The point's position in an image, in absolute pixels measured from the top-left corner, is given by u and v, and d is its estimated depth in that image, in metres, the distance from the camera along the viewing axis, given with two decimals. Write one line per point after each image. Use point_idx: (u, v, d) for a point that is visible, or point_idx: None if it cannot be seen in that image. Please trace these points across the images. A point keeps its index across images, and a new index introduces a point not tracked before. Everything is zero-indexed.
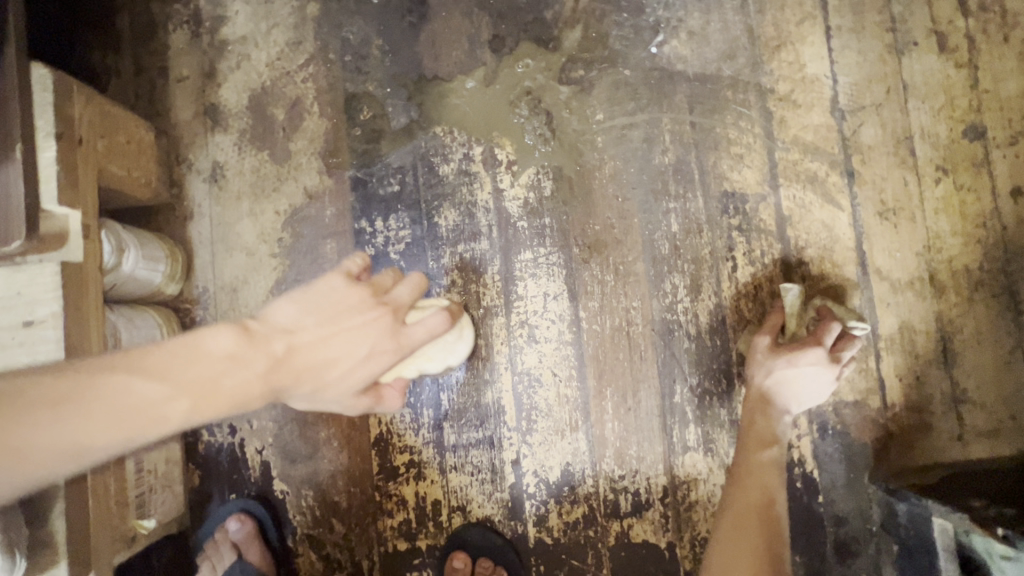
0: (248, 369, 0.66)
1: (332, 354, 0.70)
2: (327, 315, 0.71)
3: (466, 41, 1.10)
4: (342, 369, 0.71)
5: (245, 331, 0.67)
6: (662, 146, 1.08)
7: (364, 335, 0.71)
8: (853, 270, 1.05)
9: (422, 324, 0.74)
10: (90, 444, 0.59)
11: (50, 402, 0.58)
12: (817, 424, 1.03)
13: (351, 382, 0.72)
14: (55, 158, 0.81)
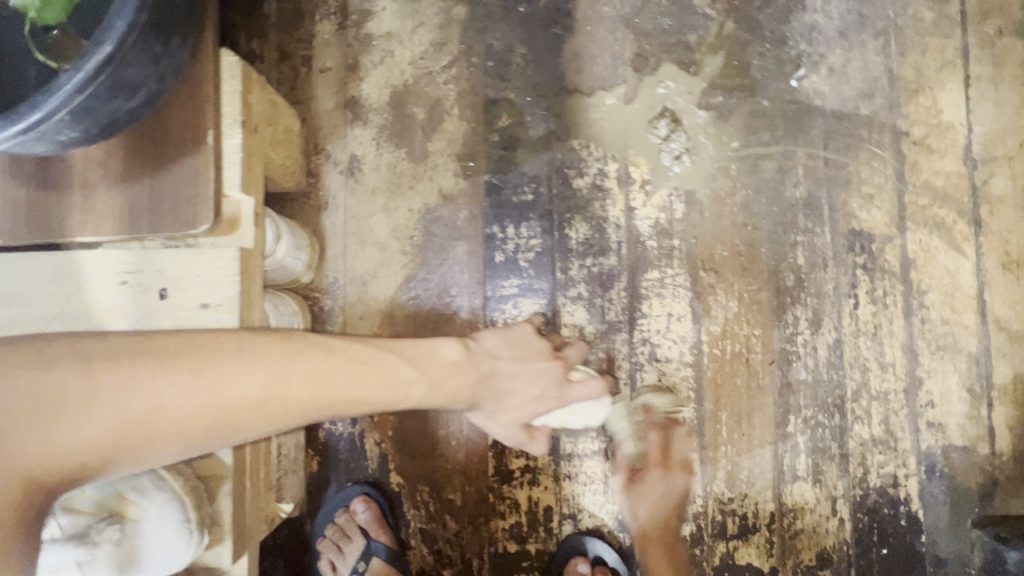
0: (349, 373, 0.74)
1: (515, 397, 0.88)
2: (517, 363, 0.88)
3: (609, 58, 1.11)
4: (521, 399, 0.89)
5: (466, 350, 0.85)
6: (795, 179, 1.09)
7: (544, 388, 0.90)
8: (972, 318, 1.07)
9: (585, 386, 0.92)
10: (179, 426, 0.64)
11: (179, 376, 0.64)
12: (925, 465, 1.05)
13: (524, 412, 0.90)
14: (239, 145, 0.82)
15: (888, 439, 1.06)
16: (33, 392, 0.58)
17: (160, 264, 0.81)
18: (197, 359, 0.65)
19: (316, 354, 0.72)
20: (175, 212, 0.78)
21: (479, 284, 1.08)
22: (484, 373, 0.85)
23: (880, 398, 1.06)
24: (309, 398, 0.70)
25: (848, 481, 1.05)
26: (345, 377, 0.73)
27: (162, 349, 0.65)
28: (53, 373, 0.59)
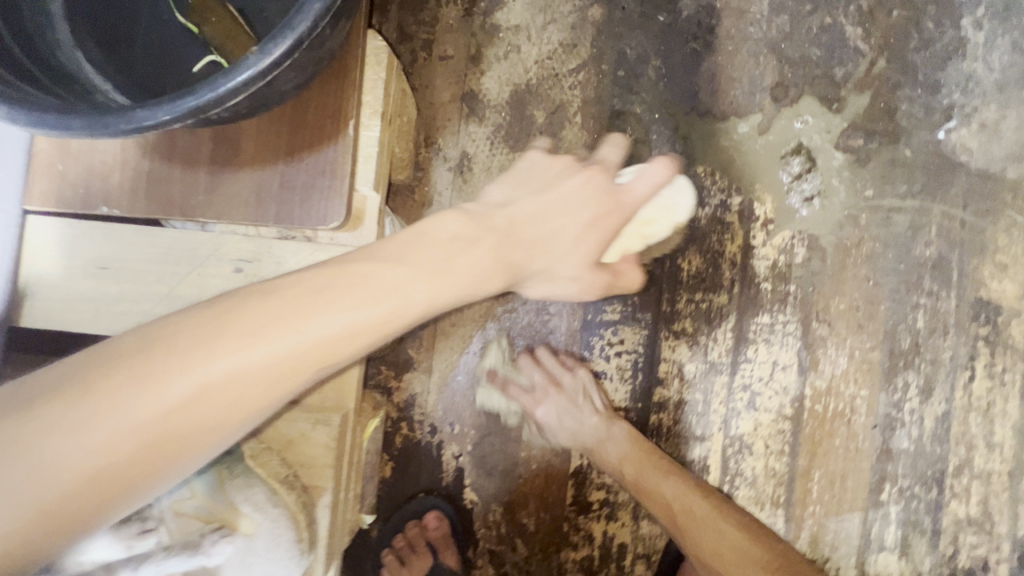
0: (407, 287, 0.55)
1: (558, 226, 0.67)
2: (552, 186, 0.69)
3: (747, 83, 1.04)
4: (571, 235, 0.67)
5: (463, 216, 0.62)
6: (927, 237, 1.03)
7: (582, 201, 0.68)
8: None
9: (640, 177, 0.70)
10: (266, 379, 0.49)
11: (188, 350, 0.47)
12: (1019, 553, 1.01)
13: (582, 247, 0.68)
14: (377, 139, 0.77)
15: (984, 520, 1.01)
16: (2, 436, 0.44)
17: (277, 256, 0.77)
18: (200, 335, 0.48)
19: (229, 321, 0.49)
20: (305, 203, 0.73)
21: (580, 306, 1.03)
22: (498, 230, 0.63)
23: (982, 477, 1.02)
24: (253, 375, 0.49)
25: (936, 558, 1.01)
26: (285, 336, 0.50)
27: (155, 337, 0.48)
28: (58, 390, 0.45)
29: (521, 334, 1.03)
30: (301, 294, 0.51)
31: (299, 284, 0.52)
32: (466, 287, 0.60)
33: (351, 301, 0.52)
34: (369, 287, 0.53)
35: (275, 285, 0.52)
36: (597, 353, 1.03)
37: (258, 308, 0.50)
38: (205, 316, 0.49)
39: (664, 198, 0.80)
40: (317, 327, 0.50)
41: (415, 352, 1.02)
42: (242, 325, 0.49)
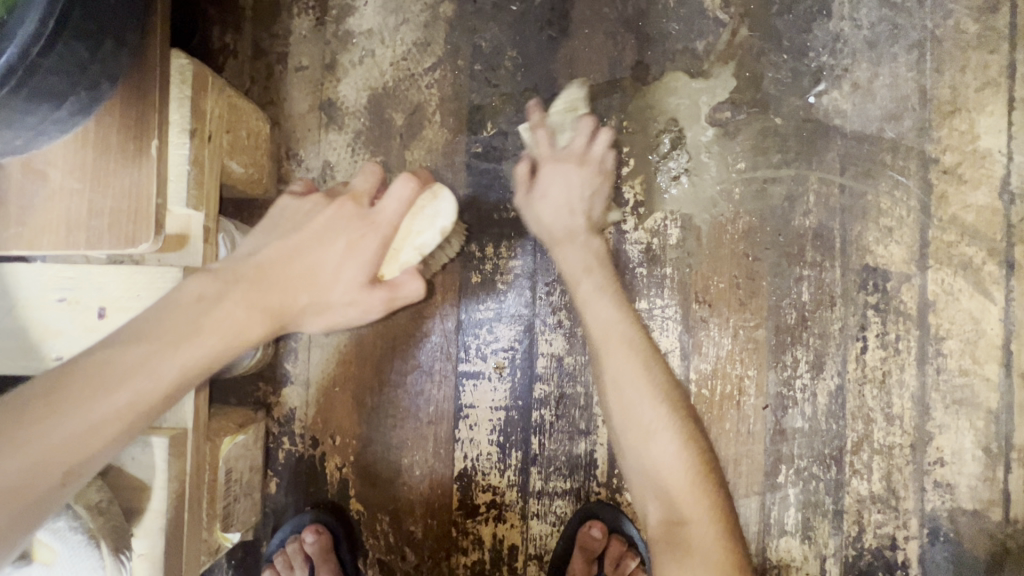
0: (219, 329, 0.66)
1: (318, 259, 0.71)
2: (296, 229, 0.73)
3: (606, 65, 1.02)
4: (330, 266, 0.71)
5: (205, 278, 0.68)
6: (806, 207, 0.99)
7: (327, 237, 0.71)
8: (995, 370, 0.96)
9: (388, 196, 0.71)
10: (106, 423, 0.59)
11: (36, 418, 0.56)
12: (928, 528, 0.96)
13: (348, 273, 0.71)
14: (186, 156, 0.77)
15: (889, 496, 0.97)
16: None
17: (98, 282, 0.76)
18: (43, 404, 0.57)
19: (65, 388, 0.58)
20: (113, 230, 0.73)
21: (454, 306, 1.01)
22: (244, 281, 0.69)
23: (884, 452, 0.97)
24: (112, 415, 0.59)
25: (841, 540, 0.97)
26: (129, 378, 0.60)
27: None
28: None
29: (397, 340, 1.02)
30: (134, 343, 0.62)
31: (90, 365, 0.60)
32: (225, 341, 0.66)
33: (180, 338, 0.64)
34: (181, 337, 0.64)
35: (101, 348, 0.61)
36: (473, 352, 1.01)
37: (82, 369, 0.59)
38: (40, 389, 0.58)
39: (425, 208, 0.75)
40: (156, 363, 0.62)
41: (292, 366, 1.02)
42: (79, 386, 0.58)
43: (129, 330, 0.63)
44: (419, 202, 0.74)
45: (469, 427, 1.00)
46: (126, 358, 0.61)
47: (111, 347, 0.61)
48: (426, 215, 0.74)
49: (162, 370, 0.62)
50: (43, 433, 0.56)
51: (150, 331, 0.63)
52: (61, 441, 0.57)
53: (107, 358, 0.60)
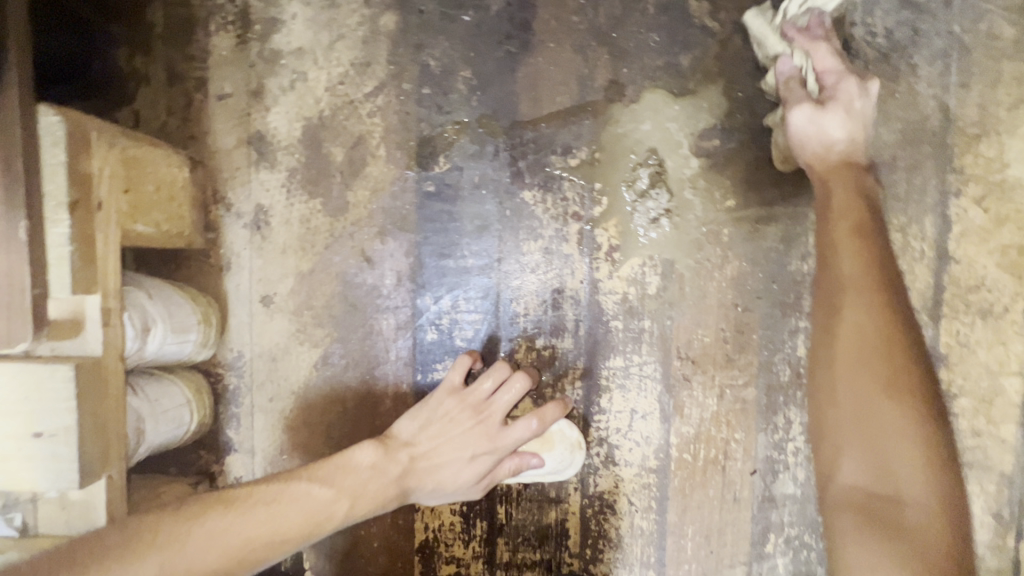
0: (369, 496, 0.75)
1: (443, 459, 0.80)
2: (438, 420, 0.81)
3: (576, 86, 0.87)
4: (453, 466, 0.80)
5: (376, 446, 0.78)
6: (804, 249, 0.87)
7: (479, 444, 0.80)
8: (1012, 431, 0.86)
9: (515, 426, 0.81)
10: (280, 541, 0.69)
11: (245, 518, 0.67)
12: None
13: (464, 476, 0.80)
14: (68, 235, 0.65)
15: None
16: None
17: None
18: (251, 505, 0.69)
19: (268, 508, 0.69)
20: None
21: (408, 366, 0.91)
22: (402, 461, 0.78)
23: None
24: (271, 540, 0.68)
25: None
26: (271, 522, 0.68)
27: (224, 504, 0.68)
28: (139, 560, 0.61)
29: (347, 404, 0.92)
30: (293, 495, 0.71)
31: (288, 493, 0.71)
32: (370, 508, 0.75)
33: (322, 503, 0.72)
34: (349, 492, 0.74)
35: (268, 488, 0.72)
36: None
37: (293, 496, 0.71)
38: (206, 506, 0.67)
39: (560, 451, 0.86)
40: (292, 524, 0.69)
41: (233, 433, 0.93)
42: (233, 511, 0.68)
43: (307, 474, 0.75)
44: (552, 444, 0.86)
45: None
46: (278, 506, 0.70)
47: (268, 494, 0.71)
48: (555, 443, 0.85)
49: (332, 514, 0.72)
50: (233, 528, 0.66)
51: (333, 477, 0.75)
52: (186, 569, 0.62)
53: (262, 503, 0.70)
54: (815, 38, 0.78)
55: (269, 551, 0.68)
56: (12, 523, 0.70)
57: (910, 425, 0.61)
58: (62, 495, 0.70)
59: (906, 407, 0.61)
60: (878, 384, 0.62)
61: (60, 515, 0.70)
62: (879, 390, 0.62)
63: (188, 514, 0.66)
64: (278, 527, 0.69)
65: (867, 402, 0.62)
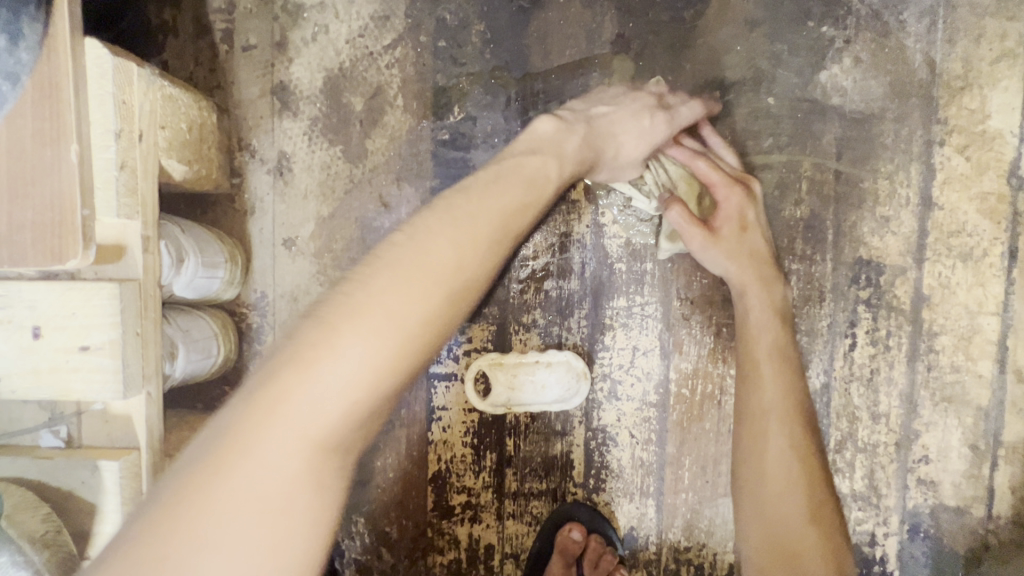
0: (459, 226, 0.65)
1: (624, 129, 0.84)
2: (604, 109, 0.86)
3: (584, 39, 0.92)
4: (633, 132, 0.85)
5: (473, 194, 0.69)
6: (797, 196, 0.92)
7: (650, 121, 0.86)
8: (988, 367, 0.92)
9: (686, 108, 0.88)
10: (422, 312, 0.58)
11: (336, 305, 0.55)
12: (908, 525, 0.95)
13: (636, 138, 0.85)
14: (113, 161, 0.70)
15: (870, 494, 0.95)
16: (234, 449, 0.49)
17: (35, 300, 0.70)
18: (352, 291, 0.56)
19: (412, 276, 0.58)
20: (38, 244, 0.66)
21: None
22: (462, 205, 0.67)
23: (867, 450, 0.95)
24: (398, 310, 0.56)
25: None
26: (401, 287, 0.57)
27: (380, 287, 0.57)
28: (296, 392, 0.51)
29: None
30: (434, 238, 0.62)
31: (423, 257, 0.60)
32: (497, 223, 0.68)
33: (515, 219, 0.69)
34: (422, 244, 0.61)
35: (472, 215, 0.66)
36: (444, 353, 0.96)
37: (425, 259, 0.60)
38: (403, 262, 0.59)
39: (564, 378, 0.94)
40: (501, 235, 0.68)
41: None
42: (385, 294, 0.56)
43: (424, 234, 0.62)
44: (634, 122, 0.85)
45: (442, 430, 0.97)
46: (477, 247, 0.64)
47: (466, 237, 0.64)
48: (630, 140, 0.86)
49: (431, 269, 0.60)
50: (347, 314, 0.55)
51: (445, 229, 0.63)
52: (341, 385, 0.52)
53: (467, 253, 0.63)
54: (693, 152, 0.88)
55: (414, 318, 0.57)
56: (57, 435, 0.75)
57: (826, 550, 0.75)
58: (104, 408, 0.75)
59: (824, 533, 0.77)
60: (803, 512, 0.77)
61: (102, 428, 0.75)
62: (803, 517, 0.77)
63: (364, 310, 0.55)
64: (401, 299, 0.56)
65: (782, 518, 0.77)
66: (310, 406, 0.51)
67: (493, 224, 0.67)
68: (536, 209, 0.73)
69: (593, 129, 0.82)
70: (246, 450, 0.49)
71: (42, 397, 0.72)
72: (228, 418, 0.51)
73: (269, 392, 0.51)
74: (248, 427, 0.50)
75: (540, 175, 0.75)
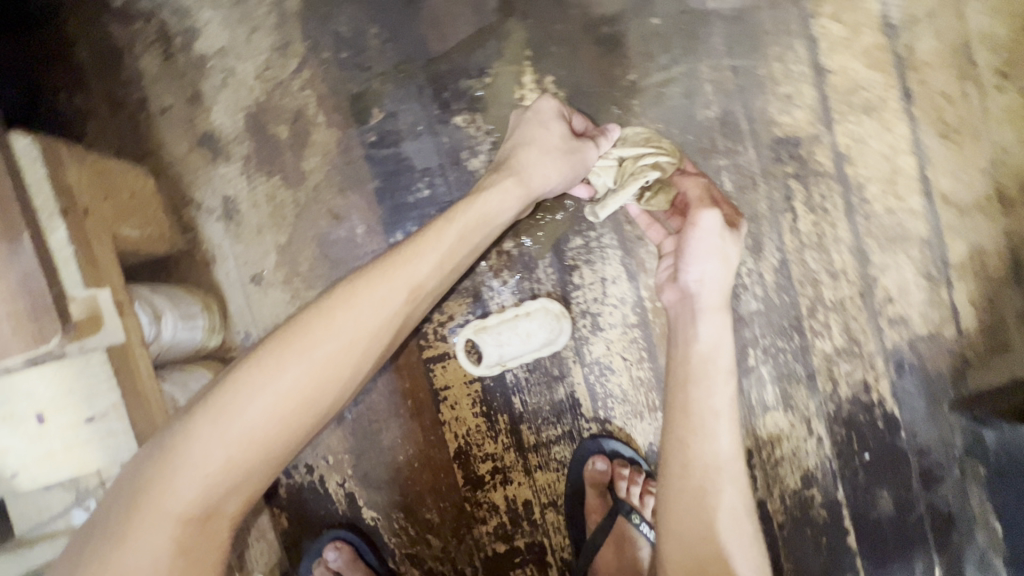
0: (344, 303, 0.68)
1: (535, 135, 0.87)
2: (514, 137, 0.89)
3: (473, 13, 0.98)
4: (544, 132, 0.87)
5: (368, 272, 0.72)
6: (705, 100, 0.99)
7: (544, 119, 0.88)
8: (917, 201, 1.00)
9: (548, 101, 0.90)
10: (298, 396, 0.64)
11: (225, 392, 0.63)
12: (893, 363, 1.02)
13: (547, 131, 0.87)
14: (67, 238, 0.73)
15: (852, 346, 1.02)
16: (134, 511, 0.61)
17: (29, 389, 0.72)
18: (236, 376, 0.64)
19: (285, 360, 0.64)
20: (16, 333, 0.66)
21: None
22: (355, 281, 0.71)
23: (837, 307, 1.01)
24: (273, 400, 0.63)
25: (820, 398, 1.02)
26: (273, 376, 0.63)
27: (261, 375, 0.63)
28: (175, 470, 0.61)
29: None
30: (306, 323, 0.66)
31: (299, 338, 0.65)
32: (383, 301, 0.70)
33: (392, 276, 0.71)
34: (319, 327, 0.66)
35: (343, 287, 0.70)
36: (431, 336, 1.01)
37: (305, 342, 0.65)
38: (267, 347, 0.65)
39: (545, 324, 0.98)
40: (377, 296, 0.69)
41: None
42: (262, 385, 0.63)
43: (309, 315, 0.67)
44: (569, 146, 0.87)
45: (451, 408, 1.01)
46: (342, 317, 0.67)
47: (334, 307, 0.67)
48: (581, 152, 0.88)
49: (311, 356, 0.65)
50: (228, 402, 0.63)
51: (335, 310, 0.67)
52: (215, 464, 0.61)
53: (331, 322, 0.67)
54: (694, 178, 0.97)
55: (294, 404, 0.64)
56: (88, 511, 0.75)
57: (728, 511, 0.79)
58: None
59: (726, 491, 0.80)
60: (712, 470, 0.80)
61: None
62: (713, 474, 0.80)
63: (243, 396, 0.63)
64: (273, 387, 0.63)
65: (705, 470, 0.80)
66: (186, 481, 0.61)
67: (373, 298, 0.69)
68: (436, 274, 0.75)
69: (514, 168, 0.84)
70: (127, 522, 0.61)
71: (64, 476, 0.74)
72: (130, 482, 0.63)
73: (157, 468, 0.61)
74: (136, 497, 0.61)
75: (432, 228, 0.76)
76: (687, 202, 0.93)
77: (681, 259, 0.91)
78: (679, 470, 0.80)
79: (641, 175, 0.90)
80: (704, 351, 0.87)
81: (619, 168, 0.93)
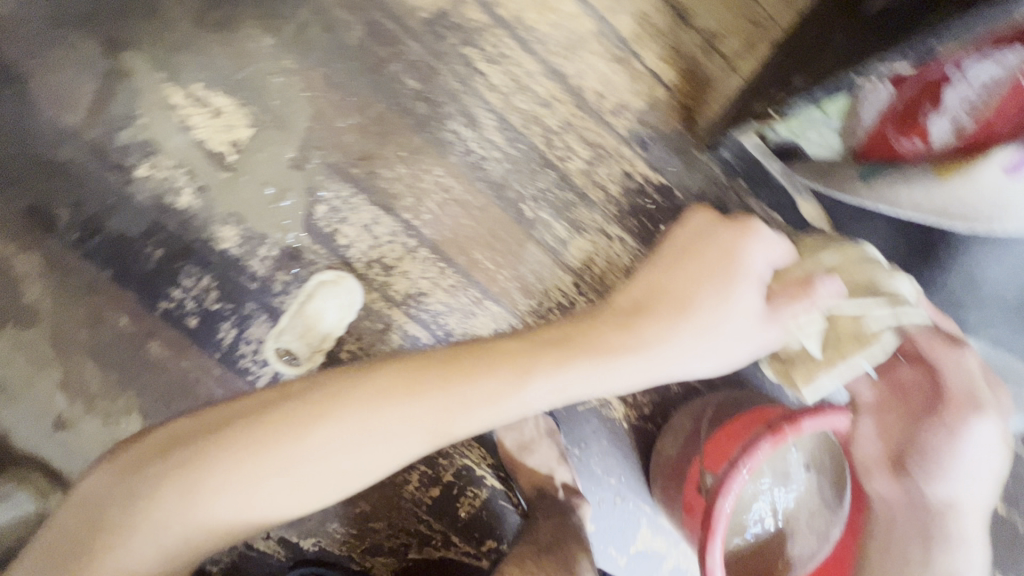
0: (257, 455, 0.68)
1: (668, 277, 0.84)
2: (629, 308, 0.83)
3: (83, 70, 0.94)
4: (690, 284, 0.81)
5: (290, 414, 0.71)
6: (343, 23, 1.00)
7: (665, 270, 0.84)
8: (569, 3, 1.04)
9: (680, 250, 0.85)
10: (184, 547, 0.68)
11: (112, 533, 0.66)
12: (637, 144, 1.11)
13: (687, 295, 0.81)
14: None
15: (597, 151, 1.11)
16: None
17: None
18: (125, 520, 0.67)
19: (172, 513, 0.66)
20: None
21: (202, 357, 1.00)
22: (267, 423, 0.70)
23: (565, 127, 1.09)
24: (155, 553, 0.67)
25: (599, 208, 1.12)
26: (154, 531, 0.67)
27: (149, 520, 0.67)
28: None
29: None
30: (201, 471, 0.67)
31: (195, 488, 0.67)
32: (305, 456, 0.69)
33: (305, 430, 0.70)
34: (229, 477, 0.68)
35: (259, 426, 0.69)
36: (256, 368, 1.02)
37: (199, 497, 0.67)
38: (147, 483, 0.68)
39: (336, 293, 1.01)
40: (349, 428, 0.71)
41: None
42: (143, 533, 0.66)
43: (214, 456, 0.67)
44: (632, 329, 0.80)
45: None
46: (324, 449, 0.70)
47: (298, 411, 0.71)
48: (729, 344, 0.80)
49: (207, 513, 0.67)
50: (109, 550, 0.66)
51: (247, 454, 0.68)
52: None
53: (295, 420, 0.70)
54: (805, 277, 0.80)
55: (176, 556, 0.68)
56: None
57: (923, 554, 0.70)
58: None
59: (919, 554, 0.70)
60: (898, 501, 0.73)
61: None
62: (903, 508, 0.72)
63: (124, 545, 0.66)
64: (158, 539, 0.67)
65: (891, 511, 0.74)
66: None
67: (288, 451, 0.69)
68: (397, 454, 0.73)
69: (571, 337, 0.80)
70: None
71: None
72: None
73: None
74: None
75: (370, 421, 0.71)
76: (916, 346, 0.76)
77: (915, 457, 0.71)
78: (879, 547, 0.73)
79: (870, 340, 0.77)
80: (945, 501, 0.70)
81: (833, 329, 0.80)
